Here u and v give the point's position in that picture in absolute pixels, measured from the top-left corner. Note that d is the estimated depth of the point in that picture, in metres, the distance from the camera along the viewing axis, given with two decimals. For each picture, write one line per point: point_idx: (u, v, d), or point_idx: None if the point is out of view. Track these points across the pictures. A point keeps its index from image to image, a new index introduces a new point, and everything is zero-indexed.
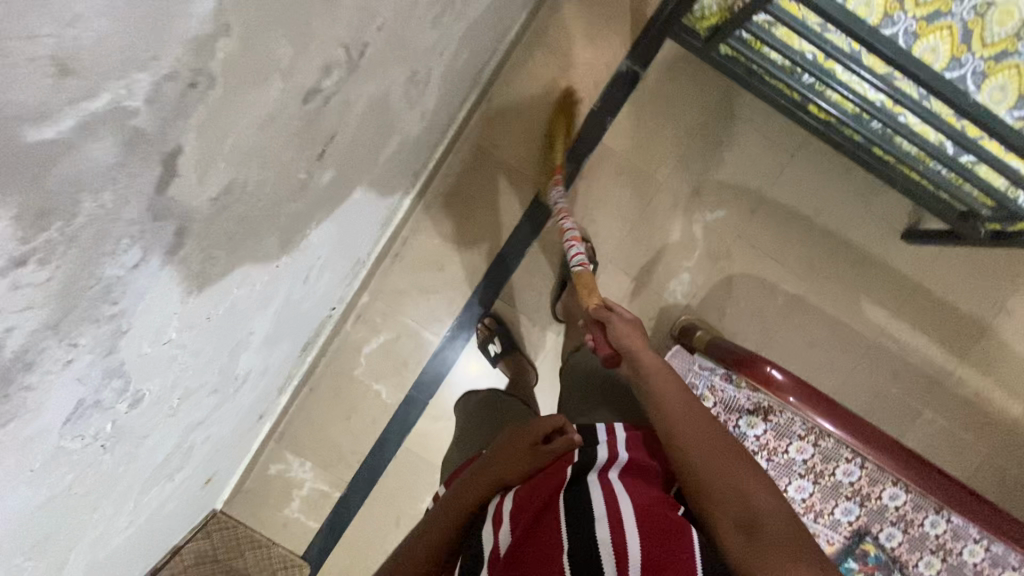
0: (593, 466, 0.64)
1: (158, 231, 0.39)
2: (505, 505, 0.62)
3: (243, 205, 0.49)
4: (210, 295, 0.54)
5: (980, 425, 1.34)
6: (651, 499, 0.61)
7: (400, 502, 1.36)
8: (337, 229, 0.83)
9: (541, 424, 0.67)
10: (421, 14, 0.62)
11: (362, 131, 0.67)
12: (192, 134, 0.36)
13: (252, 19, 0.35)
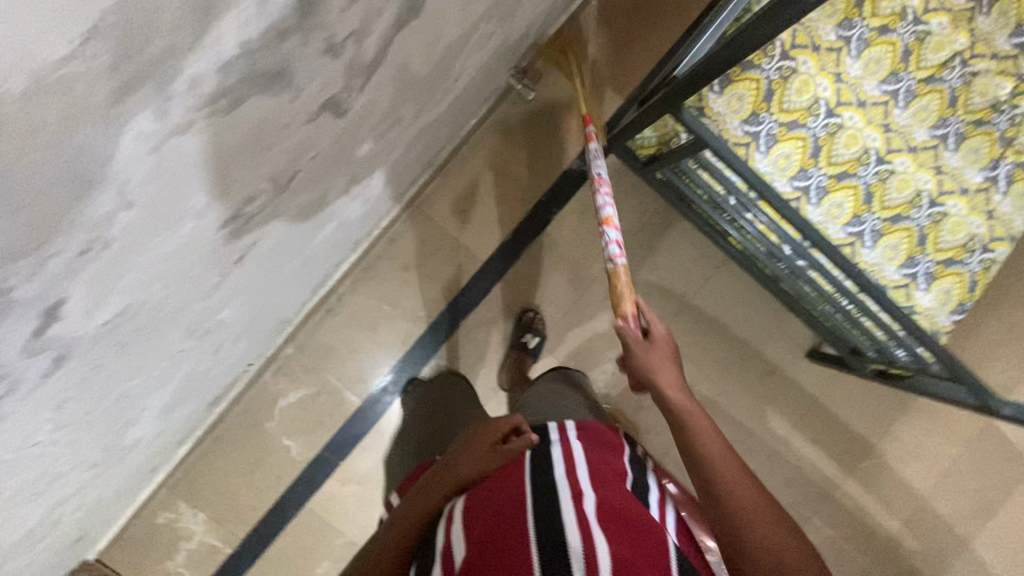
0: (557, 469, 0.67)
1: (30, 367, 0.39)
2: (460, 508, 0.68)
3: (140, 319, 0.49)
4: (94, 394, 0.53)
5: (860, 537, 1.44)
6: (612, 500, 0.64)
7: (294, 564, 1.31)
8: (257, 305, 0.82)
9: (500, 427, 0.76)
10: (364, 134, 0.65)
11: (291, 229, 0.68)
12: (79, 287, 0.36)
13: (158, 188, 0.36)
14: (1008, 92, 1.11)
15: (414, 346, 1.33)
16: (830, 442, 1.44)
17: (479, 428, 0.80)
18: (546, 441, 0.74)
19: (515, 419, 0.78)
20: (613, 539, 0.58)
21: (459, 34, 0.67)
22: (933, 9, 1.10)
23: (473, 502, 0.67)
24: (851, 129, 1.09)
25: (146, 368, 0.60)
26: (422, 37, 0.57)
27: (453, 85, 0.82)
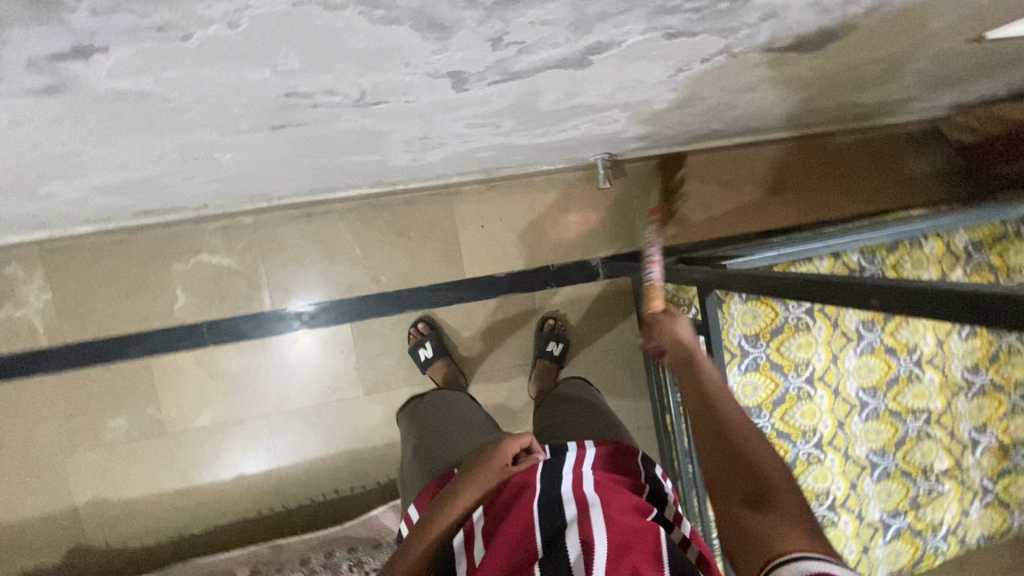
0: (561, 482, 0.71)
1: (22, 76, 0.35)
2: (476, 527, 0.70)
3: (159, 111, 0.46)
4: (54, 138, 0.48)
5: None
6: (616, 500, 0.68)
7: (97, 400, 1.22)
8: (254, 170, 0.77)
9: (506, 446, 0.74)
10: (459, 117, 0.64)
11: (338, 139, 0.65)
12: (127, 50, 0.34)
13: (263, 30, 0.34)
14: (941, 467, 1.23)
15: (350, 301, 1.29)
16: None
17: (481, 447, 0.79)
18: (562, 457, 0.76)
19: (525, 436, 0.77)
20: (609, 534, 0.61)
21: (594, 105, 0.68)
22: (934, 362, 1.20)
23: (490, 524, 0.69)
24: (814, 404, 1.16)
25: (126, 148, 0.56)
26: (568, 86, 0.57)
27: (556, 133, 0.82)
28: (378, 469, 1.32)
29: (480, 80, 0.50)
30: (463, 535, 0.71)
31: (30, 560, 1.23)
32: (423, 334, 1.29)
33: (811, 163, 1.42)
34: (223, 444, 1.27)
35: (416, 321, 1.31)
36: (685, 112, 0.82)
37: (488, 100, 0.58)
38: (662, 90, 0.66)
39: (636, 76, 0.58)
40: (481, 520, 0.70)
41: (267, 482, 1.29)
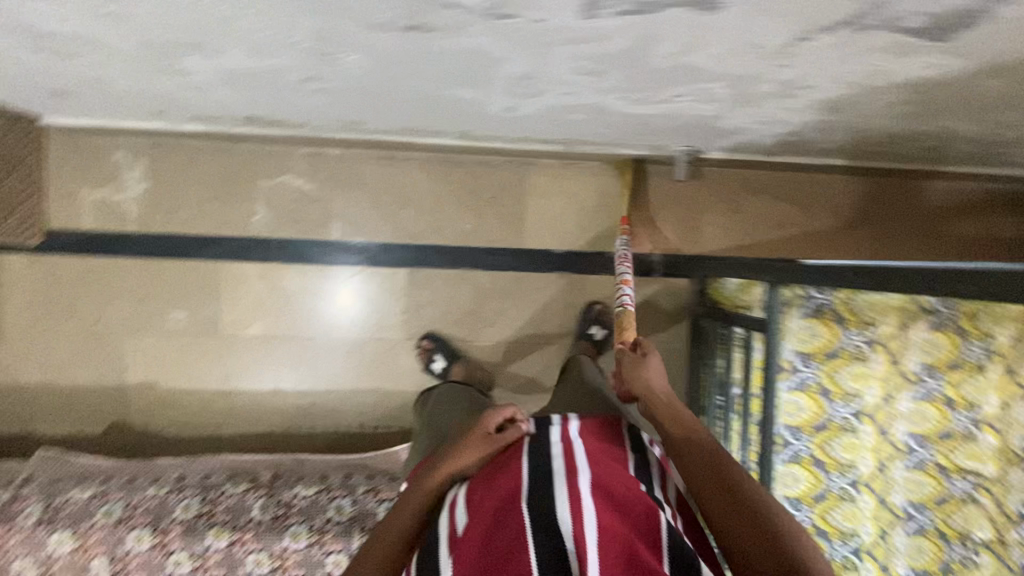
0: (553, 465, 0.69)
1: None
2: (460, 494, 0.71)
3: None
4: None
5: None
6: (602, 471, 0.70)
7: (165, 290, 1.31)
8: (366, 85, 0.82)
9: (489, 415, 0.78)
10: (572, 56, 0.67)
11: (454, 60, 0.69)
12: None
13: None
14: None
15: (411, 247, 1.33)
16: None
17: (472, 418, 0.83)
18: (547, 433, 0.76)
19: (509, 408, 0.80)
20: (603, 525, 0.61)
21: (703, 70, 0.69)
22: None
23: (476, 492, 0.69)
24: (856, 438, 1.13)
25: (271, 24, 0.61)
26: (689, 35, 0.59)
27: (654, 102, 0.84)
28: (405, 413, 1.36)
29: (610, 6, 0.53)
30: (446, 507, 0.71)
31: (76, 425, 1.32)
32: (432, 347, 1.34)
33: (897, 201, 1.37)
34: (267, 358, 1.33)
35: (420, 339, 1.35)
36: (786, 103, 0.82)
37: (607, 37, 0.60)
38: (773, 64, 0.67)
39: (756, 38, 0.59)
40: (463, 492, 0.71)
41: (299, 403, 1.34)
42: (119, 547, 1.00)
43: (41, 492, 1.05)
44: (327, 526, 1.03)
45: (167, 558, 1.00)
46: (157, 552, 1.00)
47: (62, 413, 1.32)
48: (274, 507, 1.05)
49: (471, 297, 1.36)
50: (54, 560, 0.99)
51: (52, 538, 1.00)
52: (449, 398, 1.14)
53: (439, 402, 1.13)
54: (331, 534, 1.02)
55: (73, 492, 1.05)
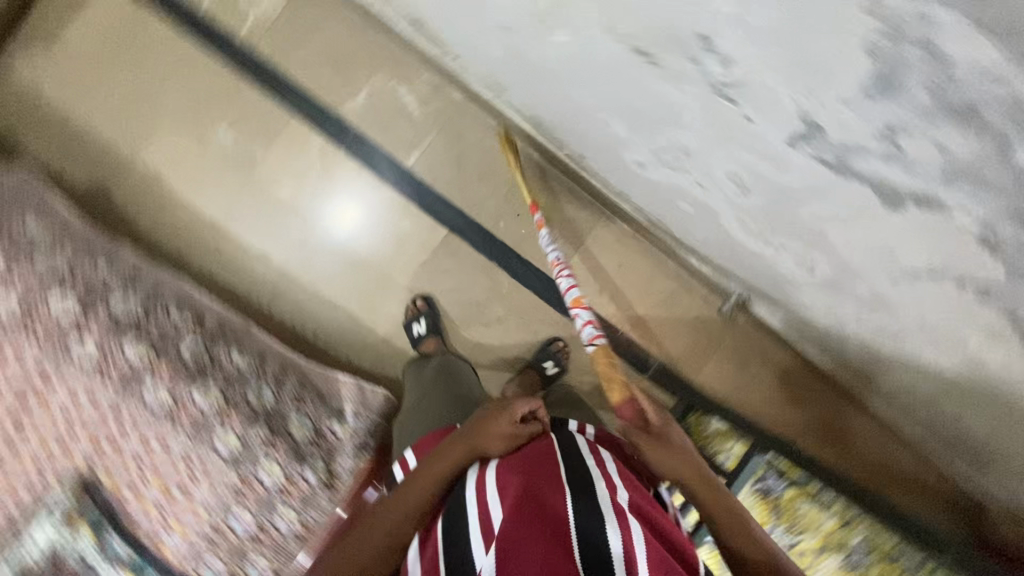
0: (592, 474, 0.65)
1: None
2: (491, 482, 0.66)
3: None
4: None
5: None
6: (638, 495, 0.66)
7: (230, 106, 1.27)
8: (548, 66, 0.84)
9: (515, 408, 0.74)
10: (741, 161, 0.70)
11: (645, 98, 0.72)
12: None
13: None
14: None
15: (465, 215, 1.33)
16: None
17: (496, 403, 0.78)
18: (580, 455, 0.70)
19: (534, 400, 0.75)
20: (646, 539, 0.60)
21: (831, 241, 0.73)
22: None
23: (505, 481, 0.65)
24: None
25: None
26: (853, 209, 0.62)
27: (766, 238, 0.87)
28: (360, 349, 1.32)
29: (817, 148, 0.57)
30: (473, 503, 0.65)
31: (64, 168, 1.25)
32: (420, 309, 1.31)
33: (855, 442, 1.34)
34: (277, 224, 1.29)
35: (416, 296, 1.33)
36: (865, 311, 0.87)
37: (787, 168, 0.64)
38: (889, 275, 0.71)
39: (901, 246, 0.63)
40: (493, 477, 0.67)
41: (276, 281, 1.30)
42: (41, 300, 0.95)
43: (4, 202, 1.01)
44: (241, 403, 1.00)
45: (76, 339, 0.95)
46: (72, 326, 0.95)
47: (58, 145, 1.25)
48: (203, 357, 1.01)
49: (486, 291, 1.35)
50: None
51: None
52: (440, 367, 1.12)
53: (431, 377, 1.10)
54: (238, 413, 0.99)
55: (28, 220, 1.01)
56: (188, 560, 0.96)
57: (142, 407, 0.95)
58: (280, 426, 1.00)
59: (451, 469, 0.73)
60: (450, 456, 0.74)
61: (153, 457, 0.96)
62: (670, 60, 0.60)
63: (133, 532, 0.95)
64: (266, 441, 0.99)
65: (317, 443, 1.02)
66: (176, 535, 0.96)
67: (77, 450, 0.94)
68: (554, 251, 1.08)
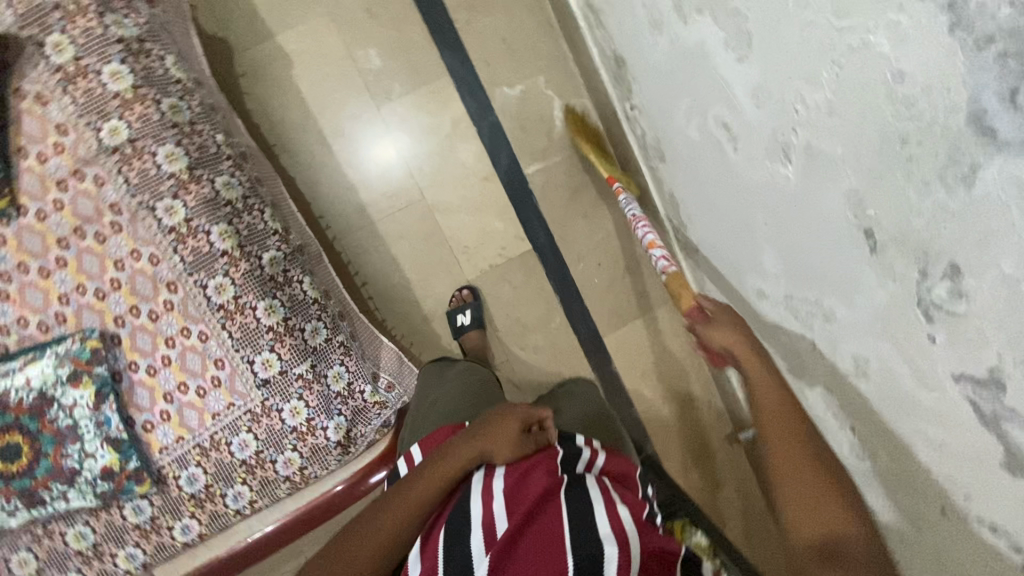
0: (592, 494, 0.72)
1: (975, 133, 0.49)
2: (494, 488, 0.74)
3: (906, 172, 0.58)
4: (844, 87, 0.61)
5: None
6: (635, 509, 0.72)
7: (394, 33, 1.23)
8: (743, 179, 0.88)
9: (521, 415, 0.81)
10: (885, 356, 0.75)
11: (830, 260, 0.77)
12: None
13: None
14: None
15: (553, 241, 1.33)
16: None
17: (502, 407, 0.84)
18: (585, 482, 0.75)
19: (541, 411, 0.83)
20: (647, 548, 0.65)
21: (915, 455, 0.79)
22: None
23: (509, 488, 0.74)
24: None
25: (815, 112, 0.67)
26: (968, 450, 0.68)
27: (840, 413, 0.93)
28: (398, 315, 1.29)
29: (981, 395, 0.62)
30: (477, 497, 0.73)
31: (203, 7, 1.17)
32: (466, 301, 1.29)
33: None
34: (380, 164, 1.24)
35: (461, 286, 1.30)
36: (887, 512, 0.94)
37: (930, 387, 0.70)
38: (946, 506, 0.78)
39: (984, 497, 0.70)
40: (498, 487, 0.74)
41: (351, 215, 1.25)
42: (151, 141, 0.86)
43: (148, 22, 0.89)
44: (298, 333, 0.93)
45: (168, 196, 0.86)
46: (170, 183, 0.86)
47: None
48: (279, 270, 0.94)
49: (538, 317, 1.35)
50: (95, 82, 0.84)
51: (113, 66, 0.84)
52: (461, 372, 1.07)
53: (454, 379, 1.04)
54: (290, 342, 0.92)
55: (167, 57, 0.89)
56: (174, 460, 0.91)
57: (199, 292, 0.89)
58: (322, 371, 0.95)
59: (455, 471, 0.78)
60: (455, 458, 0.79)
61: (186, 344, 0.89)
62: (895, 257, 0.65)
63: (132, 406, 0.89)
64: (303, 380, 0.93)
65: (348, 402, 0.97)
66: (175, 430, 0.90)
67: (109, 299, 0.87)
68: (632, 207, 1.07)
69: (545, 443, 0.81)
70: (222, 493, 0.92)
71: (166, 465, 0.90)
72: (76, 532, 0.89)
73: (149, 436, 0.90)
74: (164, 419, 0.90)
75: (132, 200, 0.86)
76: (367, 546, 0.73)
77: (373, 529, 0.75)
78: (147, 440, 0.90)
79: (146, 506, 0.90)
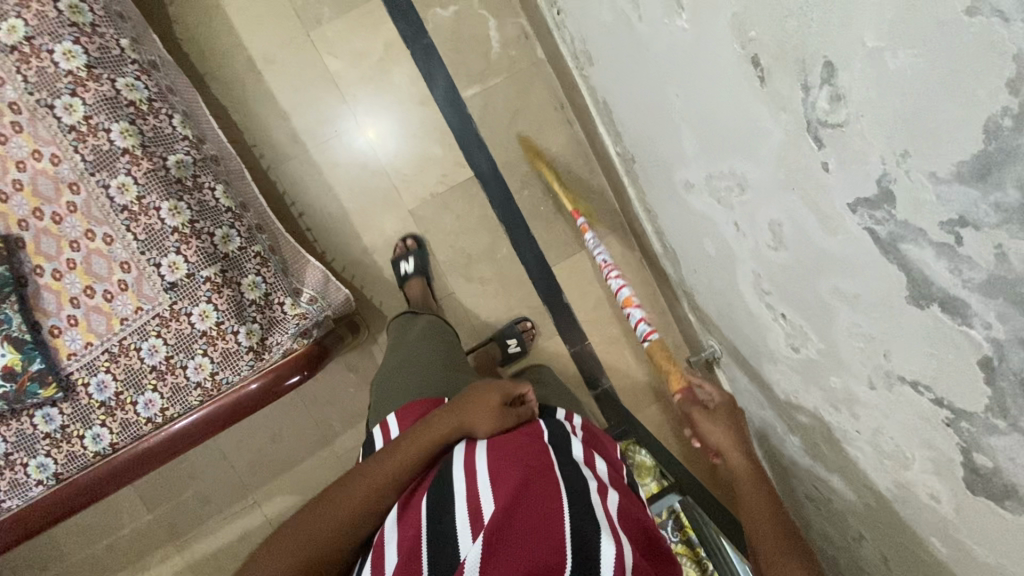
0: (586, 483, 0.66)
1: None
2: (480, 465, 0.68)
3: None
4: None
5: (118, 533, 1.29)
6: (628, 505, 0.68)
7: None
8: (650, 52, 0.84)
9: (506, 390, 0.78)
10: (792, 210, 0.70)
11: (729, 113, 0.72)
12: None
13: (925, 42, 0.43)
14: None
15: (496, 168, 1.30)
16: (227, 544, 1.31)
17: (482, 382, 0.81)
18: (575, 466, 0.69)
19: (523, 385, 0.81)
20: (639, 557, 0.60)
21: (837, 323, 0.74)
22: None
23: (495, 464, 0.68)
24: None
25: None
26: (876, 294, 0.63)
27: (770, 300, 0.88)
28: (338, 247, 1.27)
29: (877, 218, 0.57)
30: (462, 472, 0.67)
31: None
32: (410, 248, 1.27)
33: None
34: (313, 92, 1.23)
35: (407, 235, 1.28)
36: (826, 407, 0.88)
37: (834, 230, 0.65)
38: (871, 375, 0.72)
39: (898, 350, 0.65)
40: (483, 463, 0.68)
41: (287, 144, 1.24)
42: (48, 40, 0.85)
43: None
44: (206, 236, 0.91)
45: (66, 94, 0.86)
46: (68, 82, 0.86)
47: None
48: (187, 174, 0.92)
49: (483, 248, 1.32)
50: None
51: None
52: (423, 337, 1.07)
53: (429, 347, 1.02)
54: (197, 244, 0.90)
55: None
56: (83, 366, 0.89)
57: (103, 194, 0.88)
58: (233, 276, 0.93)
59: (434, 443, 0.74)
60: (435, 431, 0.74)
61: (91, 247, 0.88)
62: (778, 79, 0.60)
63: (38, 309, 0.88)
64: (212, 284, 0.90)
65: (266, 310, 0.95)
66: (82, 333, 0.89)
67: (11, 201, 0.87)
68: (602, 253, 1.15)
69: (526, 417, 0.79)
70: (133, 401, 0.90)
71: (75, 369, 0.89)
72: None
73: (56, 340, 0.89)
74: (70, 322, 0.89)
75: (30, 99, 0.85)
76: (334, 519, 0.67)
77: (339, 502, 0.69)
78: (56, 345, 0.89)
79: (53, 411, 0.89)
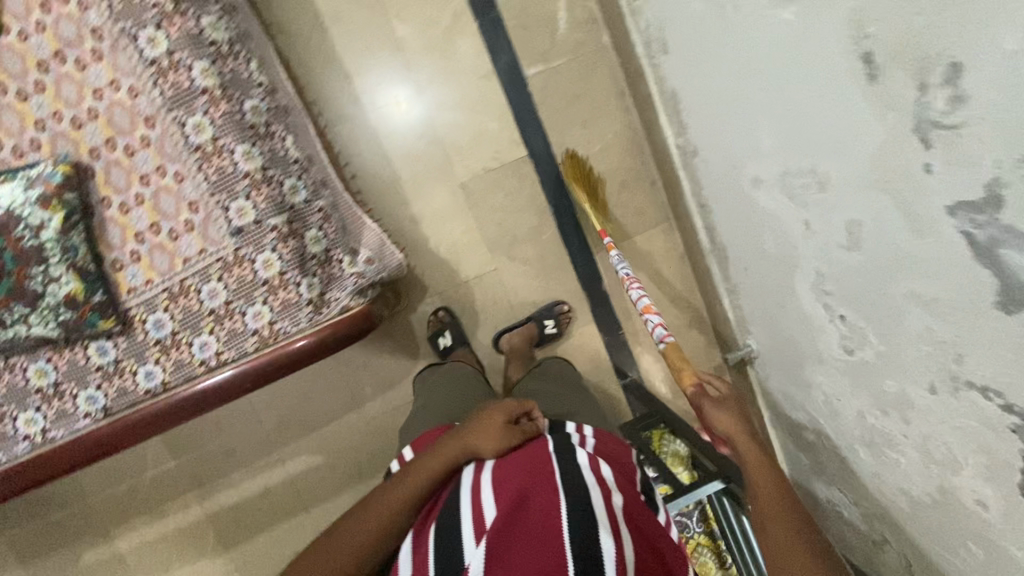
0: (586, 477, 0.68)
1: None
2: (483, 481, 0.70)
3: None
4: None
5: (140, 478, 1.29)
6: (629, 498, 0.71)
7: None
8: (741, 43, 0.85)
9: (509, 409, 0.78)
10: (877, 210, 0.71)
11: (823, 109, 0.73)
12: None
13: None
14: None
15: (550, 149, 1.30)
16: (248, 499, 1.31)
17: (487, 403, 0.81)
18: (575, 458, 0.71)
19: (528, 402, 0.80)
20: (638, 548, 0.64)
21: (905, 327, 0.75)
22: None
23: (497, 478, 0.70)
24: None
25: None
26: (959, 298, 0.64)
27: (829, 302, 0.89)
28: (386, 213, 1.27)
29: (978, 222, 0.58)
30: (466, 489, 0.70)
31: None
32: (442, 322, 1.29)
33: None
34: (377, 55, 1.22)
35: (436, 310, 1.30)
36: (873, 410, 0.90)
37: (923, 233, 0.66)
38: (933, 379, 0.74)
39: (972, 355, 0.66)
40: (487, 481, 0.70)
41: (346, 105, 1.23)
42: None
43: None
44: (275, 184, 0.90)
45: (150, 26, 0.85)
46: (153, 14, 0.85)
47: None
48: (261, 120, 0.91)
49: (529, 228, 1.32)
50: None
51: None
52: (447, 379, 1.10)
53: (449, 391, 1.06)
54: (267, 192, 0.89)
55: None
56: (143, 302, 0.89)
57: (178, 131, 0.87)
58: (298, 228, 0.92)
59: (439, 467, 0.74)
60: (441, 457, 0.75)
61: (161, 184, 0.88)
62: (890, 78, 0.62)
63: (103, 241, 0.88)
64: (277, 233, 0.90)
65: (325, 266, 0.95)
66: (144, 270, 0.89)
67: (86, 129, 0.86)
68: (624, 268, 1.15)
69: (534, 433, 0.77)
70: (189, 343, 0.90)
71: (133, 305, 0.89)
72: (38, 368, 0.88)
73: (118, 274, 0.89)
74: (132, 258, 0.89)
75: (115, 28, 0.84)
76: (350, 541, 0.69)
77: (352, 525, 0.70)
78: (117, 279, 0.89)
79: (110, 345, 0.89)
